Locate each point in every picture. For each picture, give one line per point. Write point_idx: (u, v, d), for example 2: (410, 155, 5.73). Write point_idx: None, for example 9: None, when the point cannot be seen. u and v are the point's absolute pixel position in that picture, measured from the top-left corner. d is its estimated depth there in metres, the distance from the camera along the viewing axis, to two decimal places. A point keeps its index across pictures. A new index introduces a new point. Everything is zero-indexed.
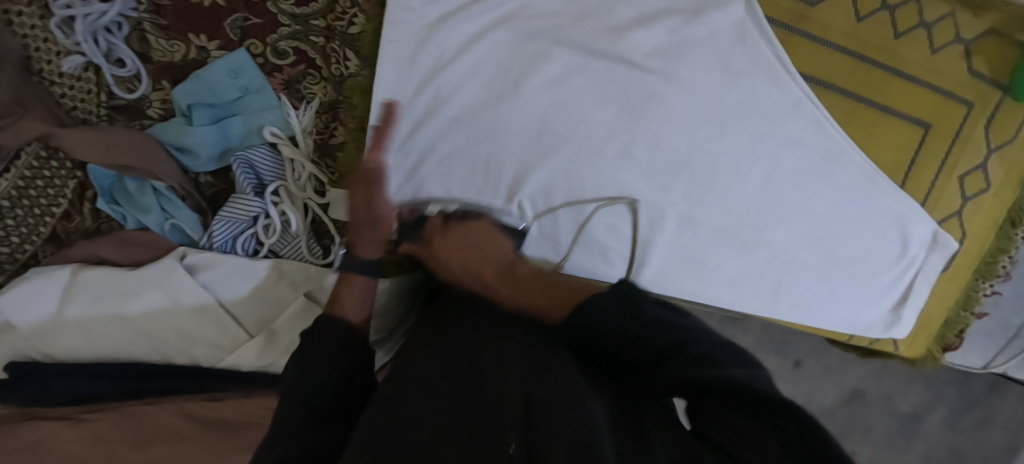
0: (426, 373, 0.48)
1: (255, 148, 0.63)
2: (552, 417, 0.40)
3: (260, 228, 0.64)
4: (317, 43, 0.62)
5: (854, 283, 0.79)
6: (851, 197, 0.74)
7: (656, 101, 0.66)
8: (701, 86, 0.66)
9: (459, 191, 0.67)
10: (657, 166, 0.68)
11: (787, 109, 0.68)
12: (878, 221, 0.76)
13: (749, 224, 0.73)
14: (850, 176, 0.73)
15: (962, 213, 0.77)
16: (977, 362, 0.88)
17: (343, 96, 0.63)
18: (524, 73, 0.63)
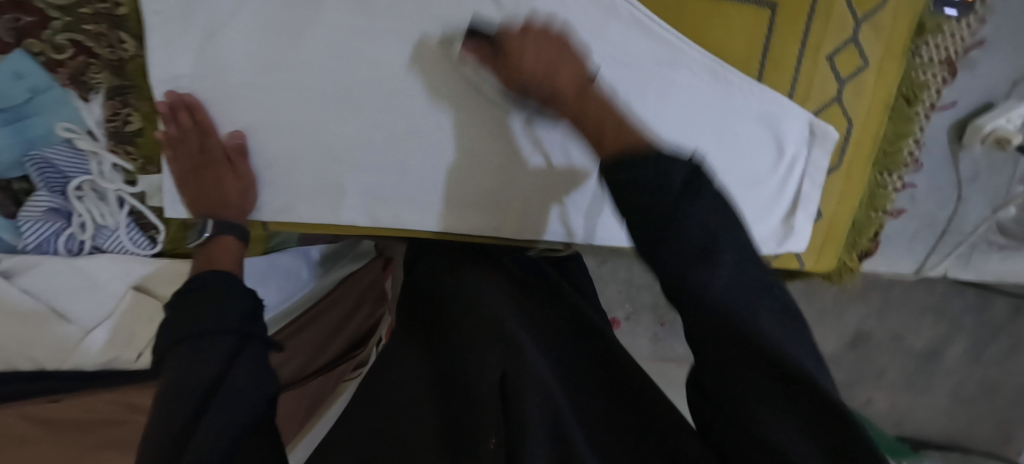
0: (415, 374, 0.55)
1: (54, 147, 0.62)
2: (531, 404, 0.45)
3: (76, 226, 0.64)
4: (91, 31, 0.60)
5: (736, 200, 0.70)
6: (704, 101, 0.66)
7: (453, 30, 0.62)
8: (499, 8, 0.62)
9: (269, 158, 0.65)
10: (472, 99, 0.66)
11: (603, 14, 0.62)
12: (745, 122, 0.68)
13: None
14: (695, 74, 0.65)
15: (842, 98, 0.69)
16: (907, 267, 0.78)
17: (128, 80, 0.62)
18: (304, 21, 0.60)
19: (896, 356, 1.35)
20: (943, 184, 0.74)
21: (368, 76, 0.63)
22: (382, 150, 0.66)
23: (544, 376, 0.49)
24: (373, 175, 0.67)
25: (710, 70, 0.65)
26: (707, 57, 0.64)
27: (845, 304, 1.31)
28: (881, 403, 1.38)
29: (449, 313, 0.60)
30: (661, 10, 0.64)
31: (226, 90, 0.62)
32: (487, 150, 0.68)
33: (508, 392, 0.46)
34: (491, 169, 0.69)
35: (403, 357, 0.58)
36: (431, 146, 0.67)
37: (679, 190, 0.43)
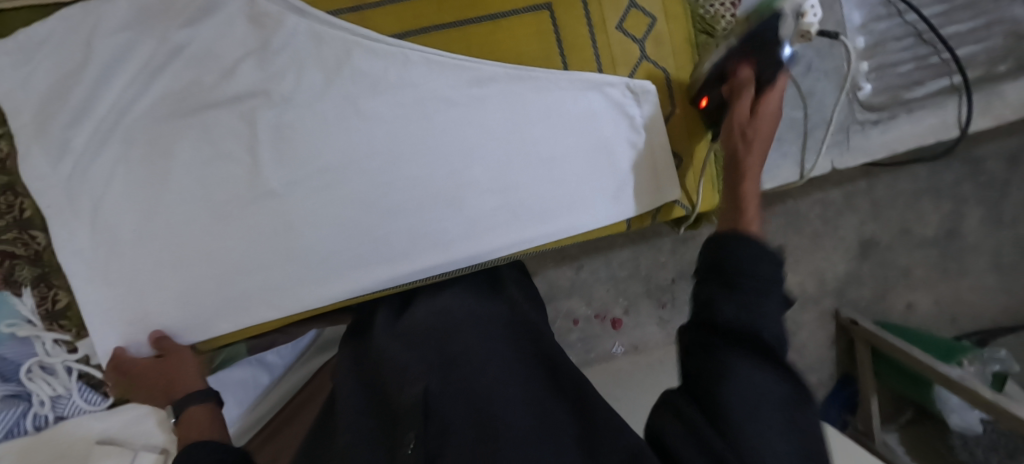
0: (351, 401, 0.71)
1: (2, 345, 0.71)
2: (449, 413, 0.62)
3: (36, 404, 0.72)
4: (8, 238, 0.71)
5: (590, 169, 0.77)
6: (519, 101, 0.74)
7: (292, 130, 0.73)
8: (325, 98, 0.73)
9: (184, 289, 0.75)
10: (317, 181, 0.75)
11: (406, 69, 0.72)
12: (565, 107, 0.75)
13: (450, 179, 0.76)
14: (503, 86, 0.74)
15: (647, 54, 0.74)
16: (792, 174, 0.79)
17: (48, 266, 0.73)
18: (166, 158, 0.72)
19: (914, 251, 1.55)
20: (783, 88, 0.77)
21: (232, 193, 0.74)
22: (271, 244, 0.75)
23: (469, 389, 0.64)
24: (268, 268, 0.76)
25: (515, 81, 0.74)
26: (509, 66, 0.73)
27: (837, 222, 1.51)
28: (925, 302, 1.58)
29: (386, 343, 0.76)
30: (451, 46, 0.73)
31: (124, 246, 0.73)
32: (358, 213, 0.76)
33: (427, 407, 0.62)
34: (368, 229, 0.77)
35: (344, 388, 0.74)
36: (315, 227, 0.76)
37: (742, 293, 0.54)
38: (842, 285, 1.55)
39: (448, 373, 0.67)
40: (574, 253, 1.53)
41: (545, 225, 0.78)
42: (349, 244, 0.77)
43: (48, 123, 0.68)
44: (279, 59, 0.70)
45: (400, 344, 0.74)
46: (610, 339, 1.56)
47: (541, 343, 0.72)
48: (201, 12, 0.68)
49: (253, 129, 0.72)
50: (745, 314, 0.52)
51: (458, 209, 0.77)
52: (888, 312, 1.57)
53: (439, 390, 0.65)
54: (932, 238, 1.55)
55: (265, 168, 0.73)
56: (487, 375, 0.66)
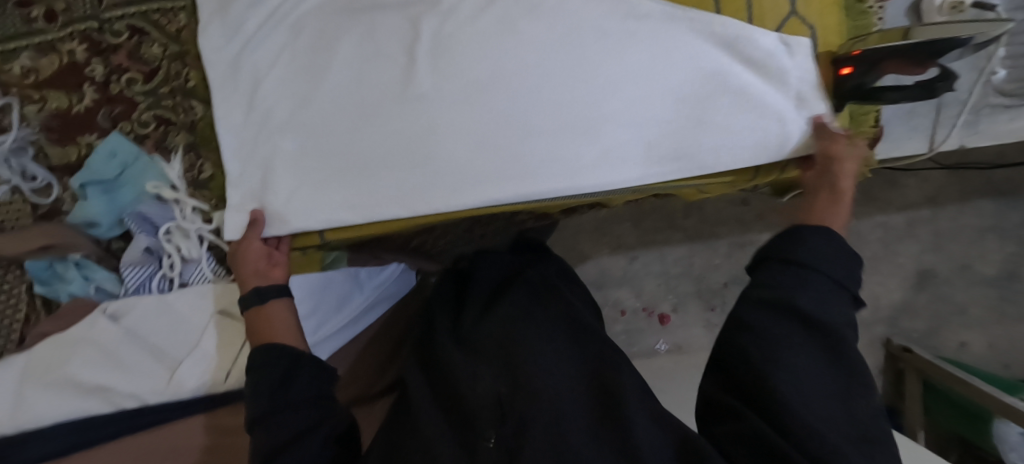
0: (419, 395, 0.72)
1: (146, 203, 0.73)
2: (526, 407, 0.61)
3: (166, 267, 0.74)
4: (168, 105, 0.75)
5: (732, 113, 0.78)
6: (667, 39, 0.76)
7: (449, 37, 0.74)
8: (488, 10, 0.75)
9: (315, 178, 0.75)
10: (456, 85, 0.74)
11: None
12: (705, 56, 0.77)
13: (592, 111, 0.77)
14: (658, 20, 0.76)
15: (797, 10, 0.77)
16: (920, 147, 0.81)
17: (198, 136, 0.75)
18: (326, 49, 0.74)
19: (973, 288, 1.52)
20: None
21: (379, 91, 0.74)
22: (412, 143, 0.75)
23: (542, 380, 0.64)
24: (412, 164, 0.75)
25: (668, 22, 0.76)
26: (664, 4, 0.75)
27: (897, 247, 1.51)
28: (978, 344, 1.52)
29: (447, 345, 0.76)
30: None
31: (273, 127, 0.74)
32: (496, 127, 0.76)
33: (504, 407, 0.62)
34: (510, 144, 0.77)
35: (414, 385, 0.74)
36: (457, 137, 0.76)
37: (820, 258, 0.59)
38: (895, 314, 1.53)
39: (514, 371, 0.66)
40: (631, 242, 1.52)
41: (685, 164, 0.79)
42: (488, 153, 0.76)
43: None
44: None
45: (461, 352, 0.74)
46: (654, 335, 1.52)
47: (602, 345, 0.71)
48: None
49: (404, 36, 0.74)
50: (823, 280, 0.58)
51: (596, 138, 0.77)
52: (941, 349, 1.52)
53: (504, 390, 0.64)
54: (995, 278, 1.52)
55: (421, 67, 0.74)
56: (551, 370, 0.66)
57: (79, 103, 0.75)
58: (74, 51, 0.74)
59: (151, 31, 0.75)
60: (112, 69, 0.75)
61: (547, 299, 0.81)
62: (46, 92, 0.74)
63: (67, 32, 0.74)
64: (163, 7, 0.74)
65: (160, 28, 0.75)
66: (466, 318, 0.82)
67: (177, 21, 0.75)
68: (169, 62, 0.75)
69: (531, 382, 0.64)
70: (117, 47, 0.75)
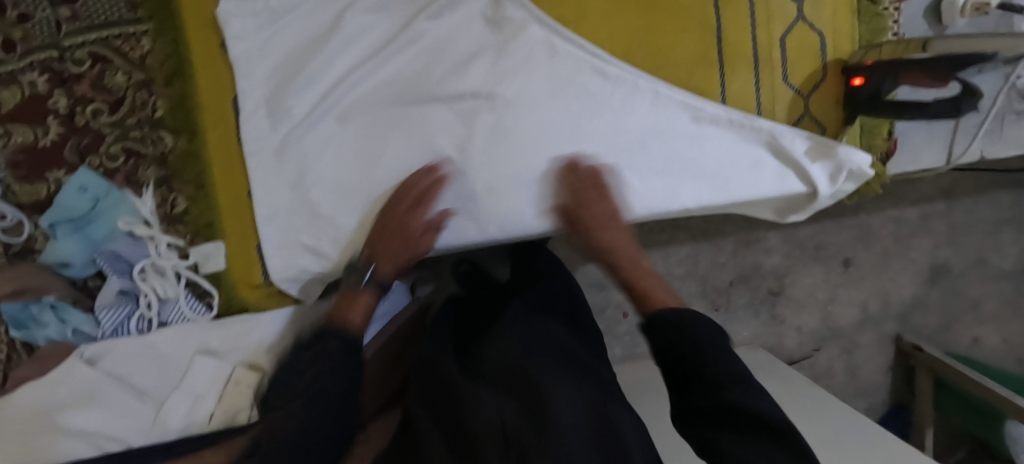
0: (417, 426, 0.62)
1: (117, 242, 0.71)
2: (531, 440, 0.52)
3: (143, 306, 0.71)
4: (136, 135, 0.72)
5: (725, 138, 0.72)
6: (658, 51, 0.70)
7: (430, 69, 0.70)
8: (478, 68, 0.70)
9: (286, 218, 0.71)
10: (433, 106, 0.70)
11: (553, 56, 0.70)
12: (712, 131, 0.72)
13: (597, 202, 0.71)
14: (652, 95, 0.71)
15: (804, 14, 0.70)
16: (936, 160, 0.75)
17: (168, 168, 0.72)
18: (292, 73, 0.69)
19: (986, 283, 1.48)
20: None
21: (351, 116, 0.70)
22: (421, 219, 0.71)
23: (557, 404, 0.55)
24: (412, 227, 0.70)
25: (667, 87, 0.70)
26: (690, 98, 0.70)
27: (908, 242, 1.45)
28: (992, 338, 1.50)
29: (443, 363, 0.67)
30: None
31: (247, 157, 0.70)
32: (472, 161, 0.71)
33: (511, 437, 0.53)
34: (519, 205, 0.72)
35: (410, 413, 0.66)
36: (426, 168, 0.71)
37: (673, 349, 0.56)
38: (907, 309, 1.48)
39: (521, 395, 0.57)
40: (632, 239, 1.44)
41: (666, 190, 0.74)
42: (508, 224, 0.72)
43: (206, 25, 0.69)
44: (454, 51, 0.70)
45: (466, 371, 0.66)
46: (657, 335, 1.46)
47: (604, 376, 0.66)
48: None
49: (394, 67, 0.70)
50: (721, 368, 0.52)
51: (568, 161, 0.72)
52: (954, 344, 1.50)
53: (517, 412, 0.56)
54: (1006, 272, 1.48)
55: (416, 149, 0.71)
56: (560, 390, 0.57)
57: (44, 137, 0.71)
58: (36, 82, 0.70)
59: (114, 58, 0.70)
60: (77, 99, 0.71)
61: (549, 317, 0.74)
62: (10, 125, 0.71)
63: (27, 62, 0.70)
64: (124, 32, 0.70)
65: (123, 55, 0.70)
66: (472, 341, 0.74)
67: (140, 46, 0.70)
68: (134, 90, 0.71)
69: (538, 406, 0.55)
70: (81, 77, 0.71)
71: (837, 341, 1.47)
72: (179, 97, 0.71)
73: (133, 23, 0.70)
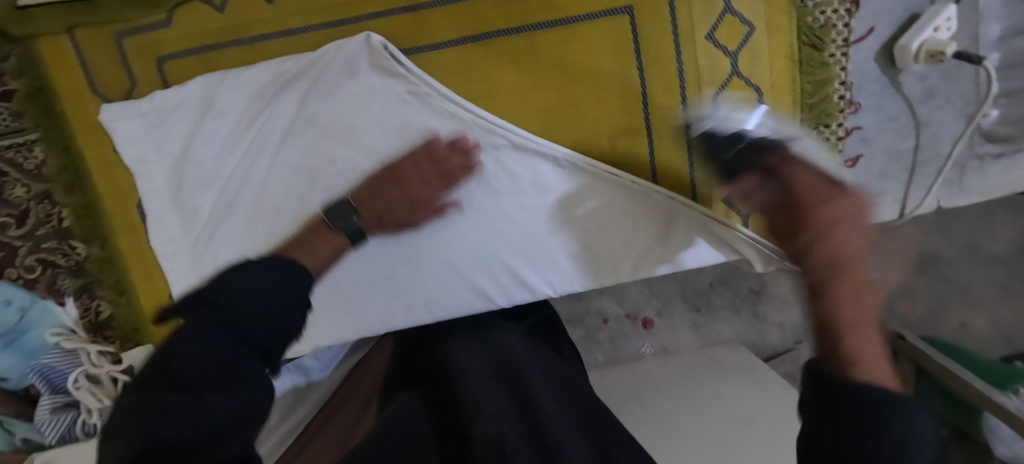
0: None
1: (48, 354, 0.70)
2: None
3: (83, 411, 0.70)
4: (49, 246, 0.70)
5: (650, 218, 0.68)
6: (567, 122, 0.66)
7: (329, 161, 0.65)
8: (380, 149, 0.65)
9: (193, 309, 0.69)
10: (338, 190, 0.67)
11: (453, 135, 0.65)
12: (641, 205, 0.68)
13: (520, 278, 0.70)
14: (574, 170, 0.67)
15: (740, 70, 0.64)
16: (891, 213, 0.70)
17: (89, 277, 0.71)
18: (187, 175, 0.65)
19: (978, 268, 1.22)
20: (891, 115, 0.67)
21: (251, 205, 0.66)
22: (352, 304, 0.71)
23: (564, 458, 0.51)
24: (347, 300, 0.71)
25: (586, 163, 0.65)
26: (615, 175, 0.65)
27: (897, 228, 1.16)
28: (983, 324, 1.24)
29: (424, 389, 0.62)
30: (513, 60, 0.64)
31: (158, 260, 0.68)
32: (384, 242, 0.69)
33: None
34: (444, 289, 0.70)
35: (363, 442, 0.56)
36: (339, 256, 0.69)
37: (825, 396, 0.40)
38: (891, 299, 1.23)
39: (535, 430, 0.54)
40: None
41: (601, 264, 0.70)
42: (433, 308, 0.71)
43: (97, 132, 0.66)
44: (347, 134, 0.65)
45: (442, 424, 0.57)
46: (637, 340, 1.10)
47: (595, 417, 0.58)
48: (256, 22, 0.63)
49: (293, 150, 0.65)
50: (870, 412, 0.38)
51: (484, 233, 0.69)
52: (940, 331, 1.24)
53: (516, 418, 0.55)
54: None
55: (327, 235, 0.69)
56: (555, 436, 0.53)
57: None
58: None
59: (9, 170, 0.67)
60: None
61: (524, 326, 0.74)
62: None
63: None
64: (13, 143, 0.67)
65: (18, 166, 0.67)
66: (444, 386, 0.61)
67: (34, 156, 0.67)
68: (37, 203, 0.68)
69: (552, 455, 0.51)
70: None
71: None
72: (84, 205, 0.68)
73: (22, 132, 0.67)
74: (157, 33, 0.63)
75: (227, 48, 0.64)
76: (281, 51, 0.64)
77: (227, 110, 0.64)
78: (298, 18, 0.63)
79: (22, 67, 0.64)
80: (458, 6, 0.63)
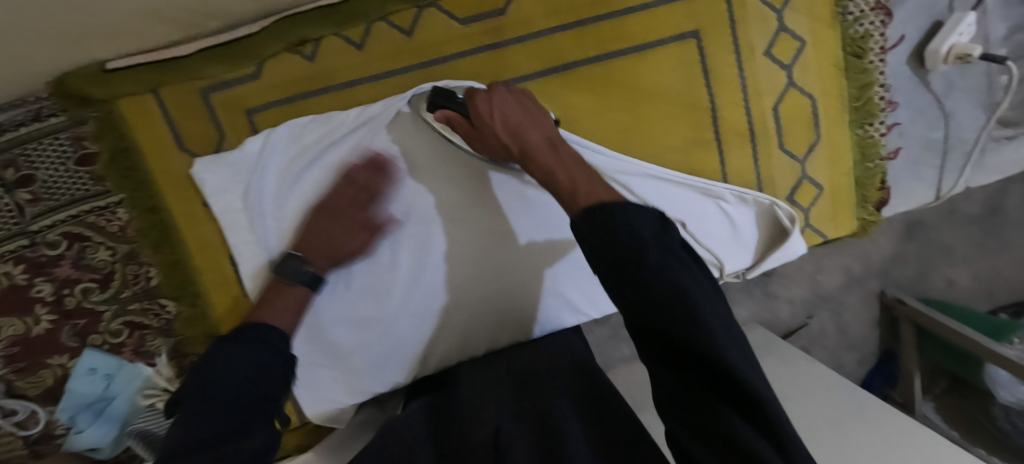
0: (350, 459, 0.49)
1: (144, 416, 0.70)
2: None
3: None
4: (136, 308, 0.69)
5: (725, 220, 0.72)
6: (645, 137, 0.70)
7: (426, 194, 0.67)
8: (467, 178, 0.68)
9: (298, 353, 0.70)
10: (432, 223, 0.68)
11: None
12: (716, 208, 0.72)
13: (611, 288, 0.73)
14: (655, 182, 0.70)
15: (794, 80, 0.70)
16: (928, 195, 0.80)
17: (178, 335, 0.70)
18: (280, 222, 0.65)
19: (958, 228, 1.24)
20: (920, 109, 0.75)
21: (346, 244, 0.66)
22: (447, 335, 0.71)
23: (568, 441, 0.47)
24: (442, 333, 0.71)
25: (666, 173, 0.70)
26: (692, 183, 0.70)
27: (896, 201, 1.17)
28: (964, 278, 1.28)
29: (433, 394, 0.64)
30: (593, 86, 0.68)
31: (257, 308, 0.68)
32: (476, 268, 0.69)
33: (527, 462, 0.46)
34: (492, 306, 0.71)
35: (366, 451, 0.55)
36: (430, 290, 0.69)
37: (660, 240, 0.42)
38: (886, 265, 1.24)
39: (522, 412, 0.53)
40: None
41: None
42: (527, 326, 0.73)
43: (184, 189, 0.65)
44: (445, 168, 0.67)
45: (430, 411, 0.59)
46: None
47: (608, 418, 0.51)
48: (345, 68, 0.64)
49: (383, 189, 0.66)
50: (658, 260, 0.41)
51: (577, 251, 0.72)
52: (929, 291, 1.27)
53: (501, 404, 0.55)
54: (997, 211, 1.26)
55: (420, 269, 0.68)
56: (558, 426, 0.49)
57: (36, 325, 0.67)
58: (11, 272, 0.66)
59: (91, 235, 0.66)
60: (61, 282, 0.67)
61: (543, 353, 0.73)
62: None
63: None
64: (95, 206, 0.65)
65: (101, 229, 0.66)
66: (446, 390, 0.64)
67: (117, 218, 0.66)
68: (123, 265, 0.67)
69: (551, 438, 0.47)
70: (59, 259, 0.66)
71: (826, 306, 1.23)
72: (172, 263, 0.67)
73: (103, 195, 0.65)
74: (243, 87, 0.63)
75: (314, 96, 0.64)
76: (370, 95, 0.65)
77: (318, 157, 0.65)
78: (385, 62, 0.64)
79: (102, 131, 0.62)
80: (537, 41, 0.65)
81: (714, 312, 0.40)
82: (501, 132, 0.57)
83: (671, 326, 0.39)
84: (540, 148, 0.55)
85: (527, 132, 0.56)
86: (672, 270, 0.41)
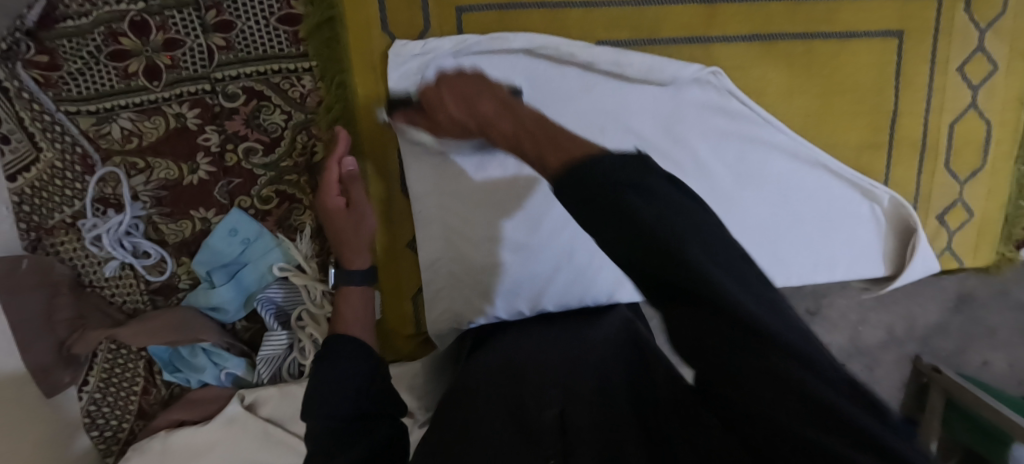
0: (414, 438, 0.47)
1: (272, 287, 0.70)
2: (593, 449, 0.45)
3: (299, 351, 0.71)
4: (293, 181, 0.69)
5: (870, 224, 0.73)
6: (824, 125, 0.70)
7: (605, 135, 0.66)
8: (651, 130, 0.67)
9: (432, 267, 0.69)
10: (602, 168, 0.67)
11: (727, 122, 0.68)
12: (868, 211, 0.73)
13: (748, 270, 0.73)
14: (820, 171, 0.71)
15: (977, 103, 0.71)
16: None
17: None
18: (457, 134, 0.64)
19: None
20: None
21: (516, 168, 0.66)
22: (586, 281, 0.71)
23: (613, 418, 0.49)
24: (580, 277, 0.70)
25: (833, 164, 0.70)
26: (858, 180, 0.70)
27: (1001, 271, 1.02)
28: None
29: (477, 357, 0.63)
30: (791, 61, 0.68)
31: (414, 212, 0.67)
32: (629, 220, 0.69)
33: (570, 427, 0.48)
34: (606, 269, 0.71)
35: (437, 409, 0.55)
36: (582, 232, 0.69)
37: (631, 171, 0.29)
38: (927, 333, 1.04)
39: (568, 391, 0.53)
40: None
41: (822, 262, 0.74)
42: None
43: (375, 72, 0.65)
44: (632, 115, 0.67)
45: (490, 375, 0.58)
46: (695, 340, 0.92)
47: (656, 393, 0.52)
48: None
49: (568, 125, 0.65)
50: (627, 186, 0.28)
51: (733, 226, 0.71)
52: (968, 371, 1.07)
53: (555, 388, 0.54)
54: None
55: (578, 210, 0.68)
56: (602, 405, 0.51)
57: (191, 174, 0.67)
58: (183, 114, 0.65)
59: (271, 95, 0.66)
60: (227, 136, 0.66)
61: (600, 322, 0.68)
62: (152, 159, 0.66)
63: (172, 93, 0.64)
64: (285, 68, 0.65)
65: (282, 92, 0.66)
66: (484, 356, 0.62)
67: (301, 85, 0.66)
68: (294, 133, 0.67)
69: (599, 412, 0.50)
70: (233, 112, 0.66)
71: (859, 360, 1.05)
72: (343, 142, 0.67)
73: (297, 59, 0.65)
74: None
75: (528, 8, 0.64)
76: (581, 21, 0.65)
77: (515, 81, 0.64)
78: None
79: None
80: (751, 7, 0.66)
81: (711, 249, 0.29)
82: (459, 114, 0.49)
83: (674, 273, 0.28)
84: (493, 116, 0.42)
85: (478, 104, 0.46)
86: (661, 214, 0.28)
